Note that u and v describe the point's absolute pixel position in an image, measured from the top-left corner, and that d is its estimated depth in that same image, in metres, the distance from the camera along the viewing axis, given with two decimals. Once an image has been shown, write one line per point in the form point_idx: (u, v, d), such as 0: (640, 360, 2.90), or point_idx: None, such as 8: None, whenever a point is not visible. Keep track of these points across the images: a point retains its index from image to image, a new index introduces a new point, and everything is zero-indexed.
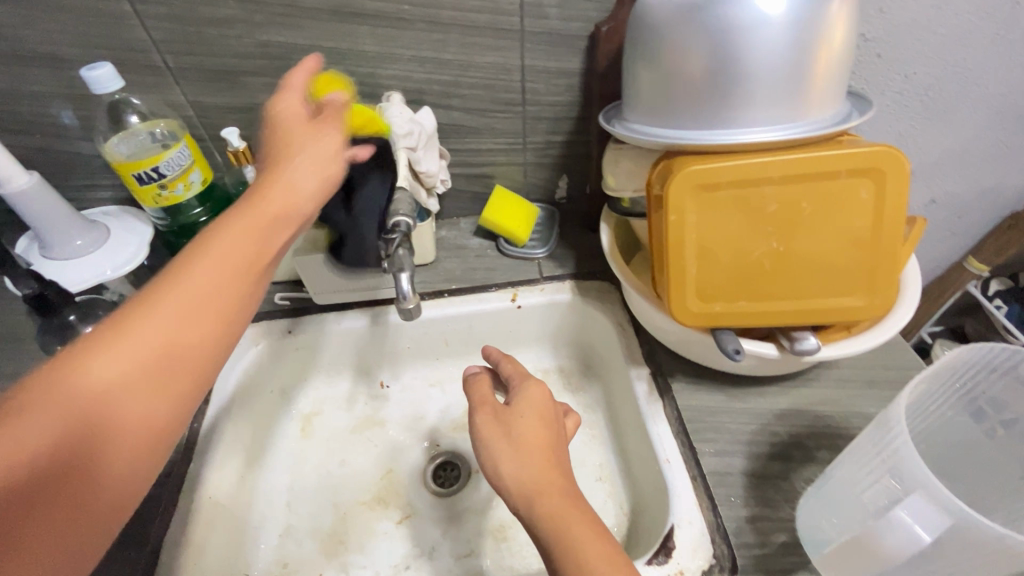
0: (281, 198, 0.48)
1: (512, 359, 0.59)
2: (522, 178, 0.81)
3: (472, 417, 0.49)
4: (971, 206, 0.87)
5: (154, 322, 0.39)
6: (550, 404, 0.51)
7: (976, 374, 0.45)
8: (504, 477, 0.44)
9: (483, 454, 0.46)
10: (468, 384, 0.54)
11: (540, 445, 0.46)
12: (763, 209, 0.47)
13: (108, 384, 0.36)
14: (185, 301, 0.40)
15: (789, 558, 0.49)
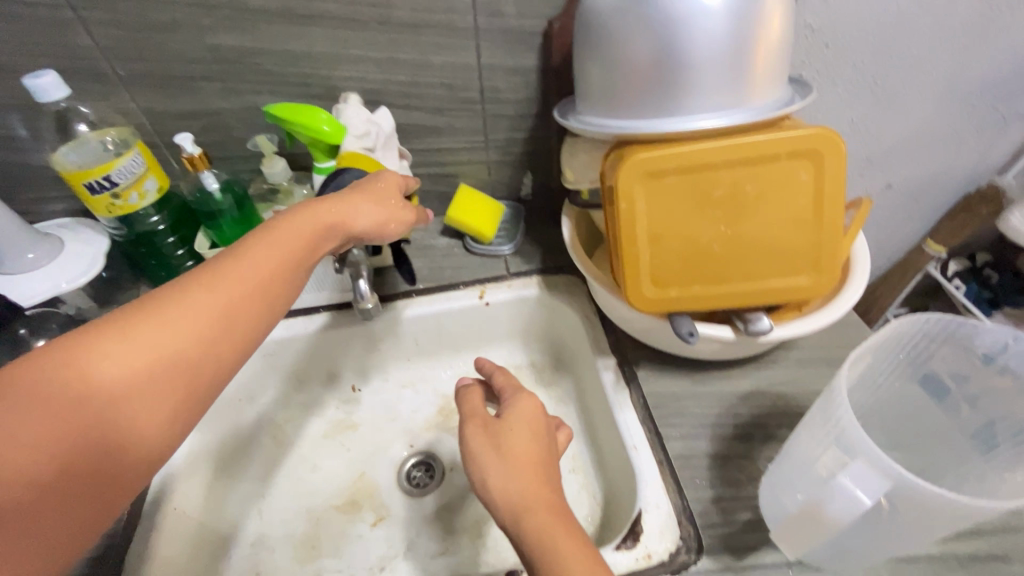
0: (316, 221, 0.50)
1: (506, 371, 0.58)
2: (486, 176, 0.81)
3: (462, 429, 0.49)
4: (926, 189, 0.90)
5: (177, 325, 0.39)
6: (542, 415, 0.50)
7: (927, 345, 0.47)
8: (493, 491, 0.43)
9: (472, 468, 0.45)
10: (460, 396, 0.54)
11: (529, 460, 0.44)
12: (710, 194, 0.49)
13: (118, 382, 0.36)
14: (206, 307, 0.41)
15: (753, 535, 0.50)
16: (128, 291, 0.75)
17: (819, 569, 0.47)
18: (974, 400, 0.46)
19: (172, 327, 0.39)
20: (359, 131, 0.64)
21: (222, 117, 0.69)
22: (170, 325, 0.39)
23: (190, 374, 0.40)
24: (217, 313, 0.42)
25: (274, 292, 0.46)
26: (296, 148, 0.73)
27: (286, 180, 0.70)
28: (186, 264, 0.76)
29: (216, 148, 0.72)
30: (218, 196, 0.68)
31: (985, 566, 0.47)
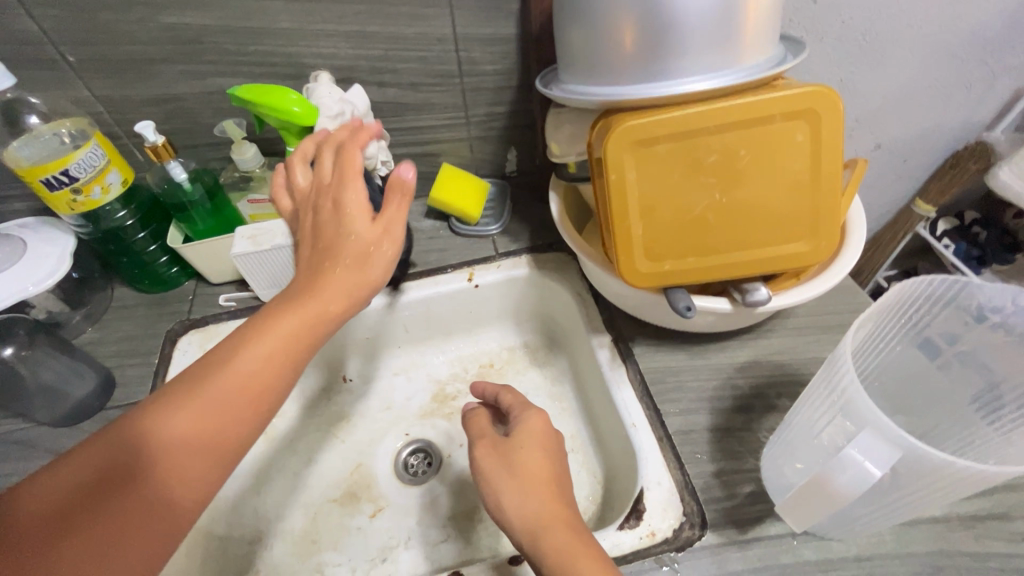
0: (335, 281, 0.47)
1: (511, 390, 0.56)
2: (468, 153, 0.78)
3: (472, 452, 0.47)
4: (916, 148, 0.89)
5: (195, 410, 0.40)
6: (551, 431, 0.49)
7: (923, 307, 0.45)
8: (508, 513, 0.42)
9: (484, 489, 0.44)
10: (466, 419, 0.52)
11: (542, 478, 0.44)
12: (703, 161, 0.47)
13: (182, 424, 0.39)
14: (225, 391, 0.41)
15: (756, 507, 0.49)
16: (102, 291, 0.72)
17: (824, 537, 0.47)
18: (964, 356, 0.46)
19: (191, 413, 0.40)
20: (332, 111, 0.60)
21: (185, 102, 0.65)
22: (187, 414, 0.40)
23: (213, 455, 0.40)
24: (242, 396, 0.42)
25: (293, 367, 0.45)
26: (267, 132, 0.69)
27: (260, 167, 0.67)
28: (159, 261, 0.72)
29: (182, 136, 0.68)
30: (188, 186, 0.64)
31: (985, 525, 0.47)
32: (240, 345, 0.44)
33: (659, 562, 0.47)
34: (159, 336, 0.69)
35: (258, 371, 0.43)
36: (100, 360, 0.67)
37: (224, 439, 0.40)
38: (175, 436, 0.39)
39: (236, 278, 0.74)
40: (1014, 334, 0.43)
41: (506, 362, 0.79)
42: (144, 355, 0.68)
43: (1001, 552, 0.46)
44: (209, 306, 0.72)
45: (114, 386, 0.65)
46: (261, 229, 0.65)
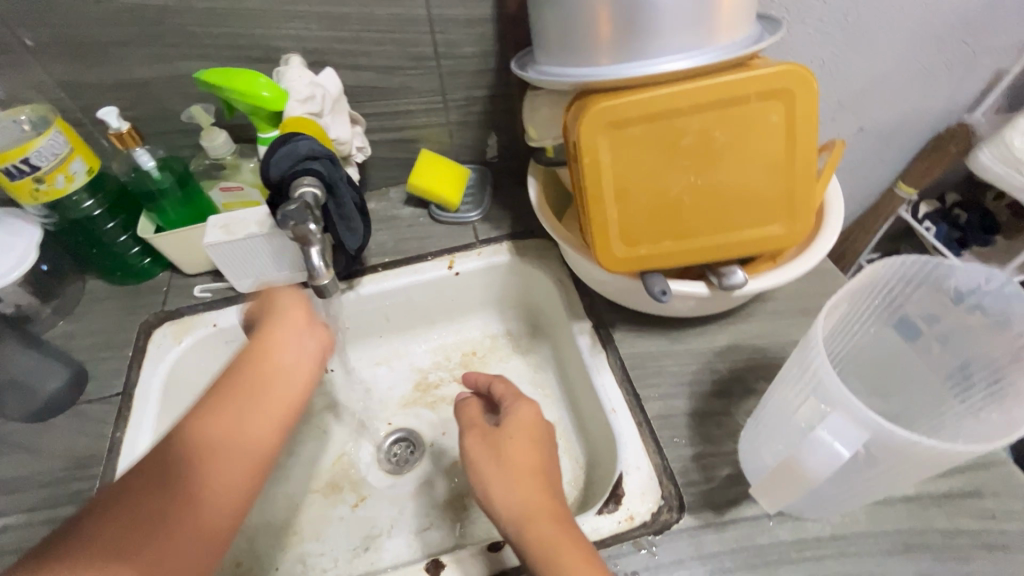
0: (295, 305, 0.52)
1: (504, 380, 0.55)
2: (447, 139, 0.77)
3: (461, 441, 0.48)
4: (897, 130, 0.88)
5: (211, 424, 0.44)
6: (541, 422, 0.49)
7: (899, 289, 0.45)
8: (496, 504, 0.43)
9: (474, 480, 0.45)
10: (457, 410, 0.53)
11: (529, 470, 0.44)
12: (678, 143, 0.46)
13: (195, 458, 0.42)
14: (234, 415, 0.44)
15: (734, 489, 0.50)
16: (72, 283, 0.70)
17: (799, 517, 0.48)
18: (942, 338, 0.46)
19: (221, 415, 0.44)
20: (302, 95, 0.59)
21: (152, 87, 0.63)
22: (218, 419, 0.44)
23: (239, 464, 0.43)
24: (261, 407, 0.46)
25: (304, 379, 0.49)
26: (238, 118, 0.67)
27: (231, 154, 0.65)
28: (131, 252, 0.70)
29: (150, 122, 0.66)
30: (157, 175, 0.62)
31: (958, 502, 0.48)
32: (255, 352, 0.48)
33: (637, 545, 0.48)
34: (132, 329, 0.67)
35: (270, 378, 0.47)
36: (72, 354, 0.65)
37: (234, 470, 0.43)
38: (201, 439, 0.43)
39: (211, 269, 0.72)
40: (991, 315, 0.43)
41: (489, 350, 0.79)
42: (117, 348, 0.66)
43: (972, 528, 0.47)
44: (184, 297, 0.70)
45: (87, 379, 0.64)
46: (234, 218, 0.63)
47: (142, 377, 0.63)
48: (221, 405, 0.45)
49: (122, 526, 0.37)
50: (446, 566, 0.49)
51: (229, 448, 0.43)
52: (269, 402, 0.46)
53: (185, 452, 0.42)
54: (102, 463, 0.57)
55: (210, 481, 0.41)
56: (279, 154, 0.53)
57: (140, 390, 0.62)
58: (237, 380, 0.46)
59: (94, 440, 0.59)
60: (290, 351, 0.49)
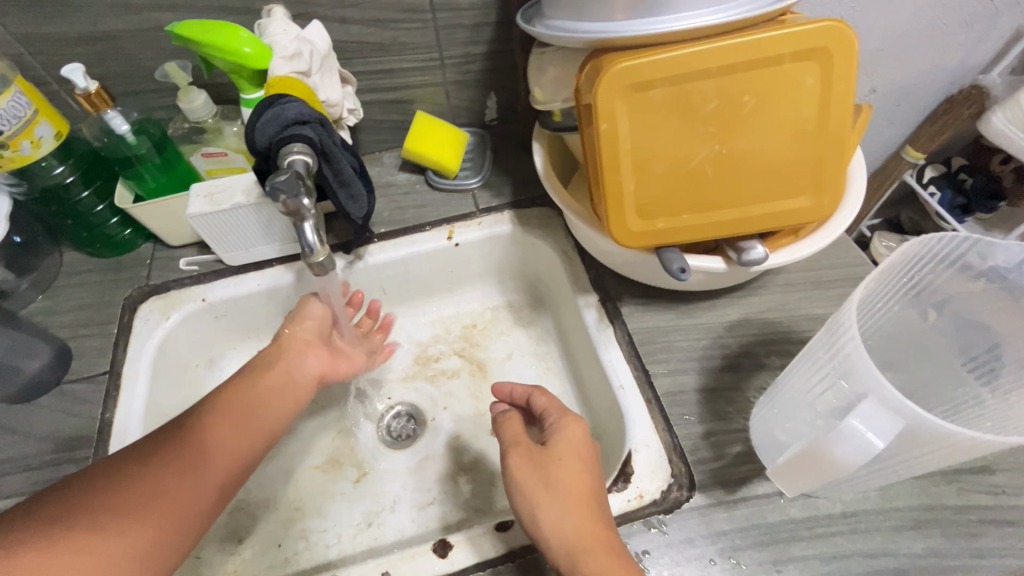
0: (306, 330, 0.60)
1: (545, 390, 0.52)
2: (443, 100, 0.72)
3: (506, 461, 0.45)
4: (911, 93, 0.85)
5: (217, 411, 0.47)
6: (590, 441, 0.46)
7: (929, 266, 0.43)
8: (547, 532, 0.41)
9: (519, 501, 0.43)
10: (497, 425, 0.50)
11: (578, 494, 0.42)
12: (702, 108, 0.43)
13: (205, 439, 0.45)
14: (242, 407, 0.49)
15: (744, 467, 0.49)
16: (49, 256, 0.66)
17: (810, 495, 0.47)
18: (944, 305, 0.45)
19: (236, 401, 0.49)
20: (287, 50, 0.53)
21: (120, 41, 0.57)
22: (225, 408, 0.48)
23: (236, 443, 0.47)
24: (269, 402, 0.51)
25: (304, 392, 0.56)
26: (217, 77, 0.62)
27: (211, 116, 0.61)
28: (110, 223, 0.66)
29: (123, 81, 0.61)
30: (132, 139, 0.58)
31: (968, 478, 0.48)
32: (261, 361, 0.55)
33: (647, 524, 0.47)
34: (116, 306, 0.64)
35: (275, 383, 0.53)
36: (53, 332, 0.62)
37: (232, 459, 0.46)
38: (215, 418, 0.47)
39: (196, 239, 0.68)
40: (998, 282, 0.43)
41: (489, 322, 0.77)
42: (101, 325, 0.63)
43: (982, 504, 0.47)
44: (169, 271, 0.67)
45: (71, 358, 0.61)
46: (219, 186, 0.59)
47: (130, 357, 0.60)
48: (233, 393, 0.49)
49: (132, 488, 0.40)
50: (454, 546, 0.48)
51: (239, 426, 0.48)
52: (271, 403, 0.51)
53: (188, 432, 0.45)
54: (93, 445, 0.55)
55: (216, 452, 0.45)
56: (265, 119, 0.49)
57: (128, 369, 0.60)
58: (245, 378, 0.52)
59: (83, 420, 0.57)
60: (296, 361, 0.57)
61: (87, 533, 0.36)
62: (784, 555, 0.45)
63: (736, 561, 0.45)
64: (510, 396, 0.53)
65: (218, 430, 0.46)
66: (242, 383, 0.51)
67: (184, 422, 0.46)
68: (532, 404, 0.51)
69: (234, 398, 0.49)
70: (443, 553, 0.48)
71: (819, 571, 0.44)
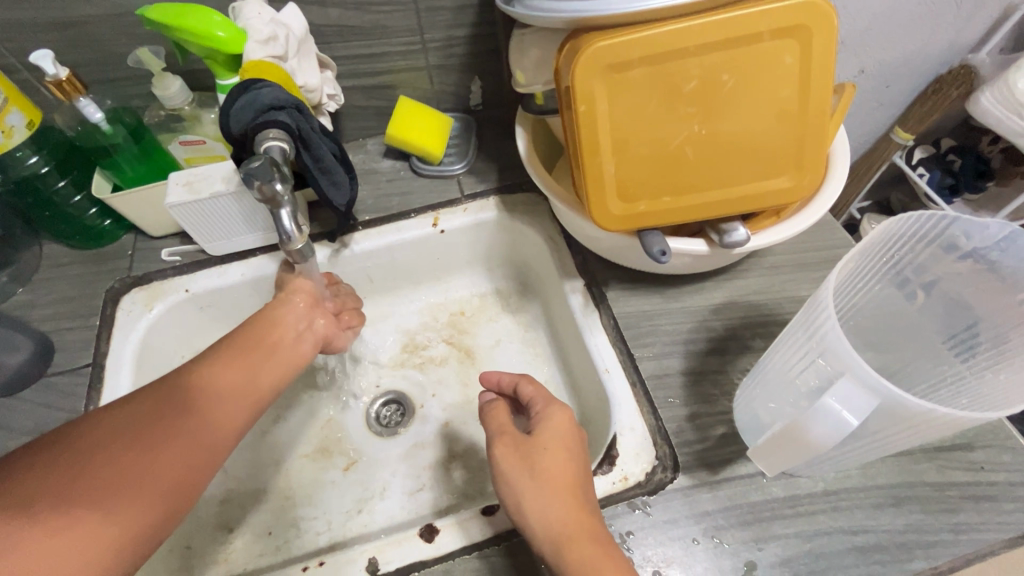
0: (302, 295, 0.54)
1: (532, 380, 0.51)
2: (426, 85, 0.71)
3: (491, 450, 0.45)
4: (900, 73, 0.84)
5: (208, 379, 0.43)
6: (575, 431, 0.46)
7: (907, 245, 0.43)
8: (532, 521, 0.41)
9: (504, 491, 0.43)
10: (484, 413, 0.49)
11: (563, 483, 0.42)
12: (682, 88, 0.42)
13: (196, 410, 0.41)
14: (237, 375, 0.45)
15: (728, 448, 0.49)
16: (28, 248, 0.65)
17: (793, 475, 0.47)
18: (930, 284, 0.45)
19: (232, 367, 0.45)
20: (263, 34, 0.52)
21: (91, 26, 0.56)
22: (220, 375, 0.44)
23: (231, 414, 0.43)
24: (269, 368, 0.47)
25: (302, 355, 0.51)
26: (193, 62, 0.61)
27: (188, 103, 0.59)
28: (89, 214, 0.65)
29: (97, 68, 0.60)
30: (107, 128, 0.56)
31: (949, 455, 0.49)
32: (260, 319, 0.50)
33: (632, 506, 0.47)
34: (98, 297, 0.63)
35: (272, 348, 0.48)
36: (34, 325, 0.62)
37: (225, 431, 0.42)
38: (210, 385, 0.43)
39: (177, 229, 0.67)
40: (982, 263, 0.43)
41: (477, 310, 0.77)
42: (83, 317, 0.62)
43: (961, 480, 0.47)
44: (152, 261, 0.66)
45: (53, 350, 0.60)
46: (197, 175, 0.58)
47: (114, 348, 0.60)
48: (225, 357, 0.45)
49: (122, 466, 0.36)
50: (441, 531, 0.49)
51: (232, 394, 0.44)
52: (268, 370, 0.47)
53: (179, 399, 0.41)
54: None
55: (210, 424, 0.42)
56: (239, 104, 0.48)
57: (112, 359, 0.59)
58: (242, 341, 0.47)
59: (67, 413, 0.56)
60: (300, 320, 0.52)
61: (71, 514, 0.33)
62: (766, 534, 0.46)
63: (719, 541, 0.45)
64: (498, 385, 0.53)
65: (211, 402, 0.42)
66: (234, 347, 0.47)
67: (173, 388, 0.41)
68: (519, 393, 0.51)
69: (228, 366, 0.45)
70: (430, 538, 0.48)
71: (801, 548, 0.45)
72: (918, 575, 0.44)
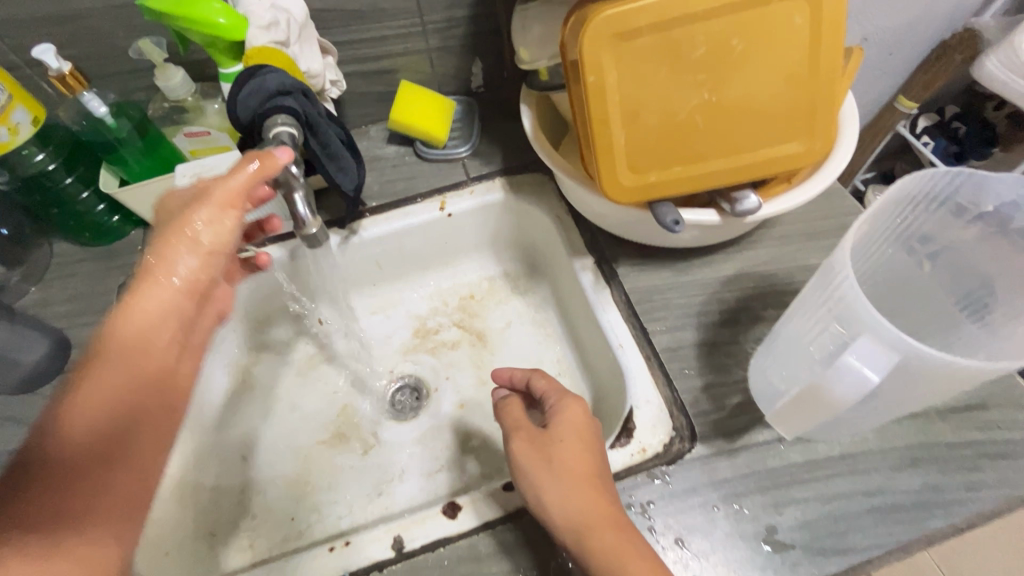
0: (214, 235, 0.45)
1: (545, 374, 0.52)
2: (426, 68, 0.71)
3: (508, 444, 0.46)
4: (903, 41, 0.83)
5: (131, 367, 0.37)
6: (591, 422, 0.46)
7: (920, 205, 0.43)
8: (553, 513, 0.41)
9: (523, 484, 0.44)
10: (500, 412, 0.51)
11: (581, 472, 0.42)
12: (690, 55, 0.42)
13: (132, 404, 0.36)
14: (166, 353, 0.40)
15: (744, 417, 0.50)
16: (38, 247, 0.66)
17: (809, 440, 0.48)
18: (949, 240, 0.45)
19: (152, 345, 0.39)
20: (264, 20, 0.52)
21: (89, 19, 0.56)
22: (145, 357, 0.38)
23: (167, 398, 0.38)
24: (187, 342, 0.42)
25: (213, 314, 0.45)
26: (193, 53, 0.61)
27: (191, 94, 0.59)
28: (97, 210, 0.65)
29: (97, 62, 0.60)
30: (111, 122, 0.56)
31: (964, 415, 0.49)
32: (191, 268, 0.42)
33: (651, 476, 0.48)
34: (110, 293, 0.64)
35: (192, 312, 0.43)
36: (49, 323, 0.62)
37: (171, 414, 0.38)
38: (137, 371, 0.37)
39: None
40: (992, 224, 0.43)
41: (487, 293, 0.77)
42: (97, 313, 0.63)
43: (978, 440, 0.48)
44: None
45: (69, 347, 0.60)
46: (206, 166, 0.57)
47: None
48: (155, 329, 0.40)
49: (93, 471, 0.32)
50: (463, 508, 0.50)
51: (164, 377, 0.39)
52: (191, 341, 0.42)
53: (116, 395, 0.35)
54: None
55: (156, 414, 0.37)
56: (246, 91, 0.47)
57: None
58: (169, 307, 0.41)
59: None
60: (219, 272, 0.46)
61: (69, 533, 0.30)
62: (785, 498, 0.46)
63: (739, 507, 0.46)
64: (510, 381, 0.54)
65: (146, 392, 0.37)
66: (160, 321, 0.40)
67: (107, 379, 0.36)
68: (533, 388, 0.52)
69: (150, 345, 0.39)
70: (453, 515, 0.49)
71: (819, 511, 0.45)
72: (937, 533, 0.44)
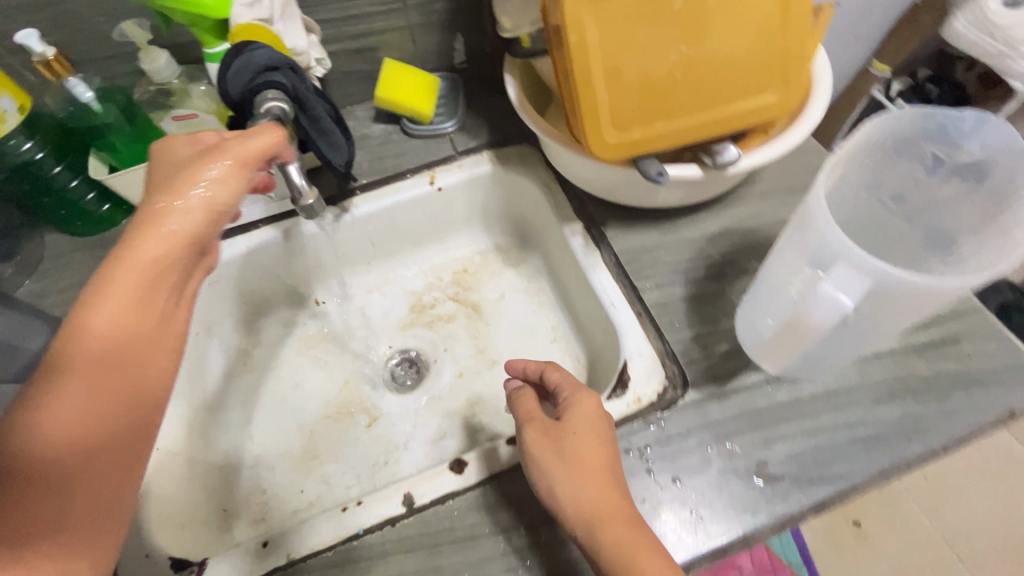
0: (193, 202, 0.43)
1: (558, 366, 0.52)
2: (409, 45, 0.71)
3: (521, 434, 0.47)
4: (873, 5, 0.85)
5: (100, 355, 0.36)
6: (604, 415, 0.47)
7: (889, 147, 0.46)
8: (565, 505, 0.42)
9: (536, 475, 0.44)
10: (511, 402, 0.50)
11: (595, 466, 0.43)
12: (666, 11, 0.44)
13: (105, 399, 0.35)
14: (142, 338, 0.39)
15: (733, 362, 0.52)
16: (29, 240, 0.65)
17: (794, 381, 0.51)
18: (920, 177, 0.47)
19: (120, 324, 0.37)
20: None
21: (68, 3, 0.55)
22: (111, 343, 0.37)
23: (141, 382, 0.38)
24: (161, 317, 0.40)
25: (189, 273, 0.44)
26: (176, 35, 0.61)
27: (176, 77, 0.60)
28: (87, 198, 0.66)
29: (79, 47, 0.59)
30: (99, 107, 0.58)
31: (938, 350, 0.52)
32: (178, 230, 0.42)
33: (647, 422, 0.50)
34: None
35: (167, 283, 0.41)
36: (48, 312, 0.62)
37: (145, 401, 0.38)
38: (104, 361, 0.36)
39: None
40: (969, 175, 0.45)
41: (480, 267, 0.79)
42: None
43: (950, 372, 0.51)
44: None
45: None
46: None
47: None
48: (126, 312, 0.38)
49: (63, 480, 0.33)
50: (468, 464, 0.52)
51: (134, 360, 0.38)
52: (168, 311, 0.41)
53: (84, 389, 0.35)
54: None
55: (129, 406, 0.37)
56: (235, 69, 0.48)
57: None
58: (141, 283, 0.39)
59: None
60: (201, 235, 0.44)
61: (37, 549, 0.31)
62: (773, 434, 0.49)
63: (731, 445, 0.49)
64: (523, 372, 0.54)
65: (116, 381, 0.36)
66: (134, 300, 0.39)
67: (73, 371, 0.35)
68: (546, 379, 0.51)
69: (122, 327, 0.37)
70: (460, 470, 0.51)
71: (806, 445, 0.48)
72: (915, 458, 0.47)
